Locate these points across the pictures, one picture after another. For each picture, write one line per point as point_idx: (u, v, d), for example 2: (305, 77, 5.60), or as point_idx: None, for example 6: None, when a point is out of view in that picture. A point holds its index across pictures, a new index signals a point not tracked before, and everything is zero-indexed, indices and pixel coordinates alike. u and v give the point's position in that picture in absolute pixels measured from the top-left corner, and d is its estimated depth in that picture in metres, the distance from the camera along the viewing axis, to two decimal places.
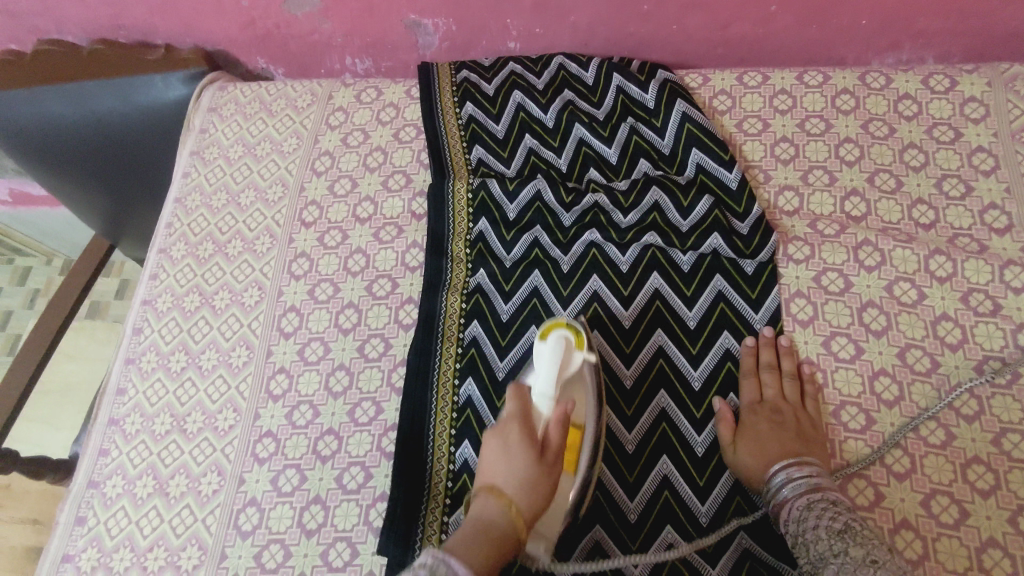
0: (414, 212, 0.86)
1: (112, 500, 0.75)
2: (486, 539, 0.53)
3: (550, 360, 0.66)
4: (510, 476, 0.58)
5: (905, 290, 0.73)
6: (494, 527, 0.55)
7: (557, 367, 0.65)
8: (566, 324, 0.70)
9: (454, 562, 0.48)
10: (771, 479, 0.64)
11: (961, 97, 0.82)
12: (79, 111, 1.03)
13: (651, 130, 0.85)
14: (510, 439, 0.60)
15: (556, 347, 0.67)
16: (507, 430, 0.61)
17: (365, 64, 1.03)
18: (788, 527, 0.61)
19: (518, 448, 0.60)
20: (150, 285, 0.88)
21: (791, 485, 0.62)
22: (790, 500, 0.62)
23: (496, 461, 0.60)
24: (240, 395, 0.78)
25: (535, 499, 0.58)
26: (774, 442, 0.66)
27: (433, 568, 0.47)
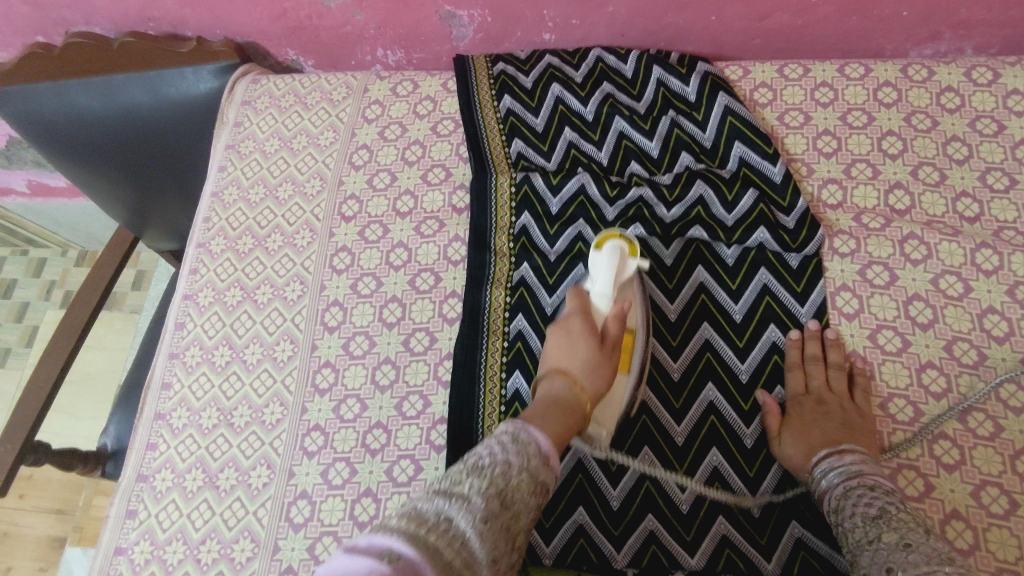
0: (454, 205, 0.86)
1: (162, 493, 0.76)
2: (558, 411, 0.59)
3: (604, 267, 0.69)
4: (573, 362, 0.64)
5: (951, 283, 0.74)
6: (558, 403, 0.61)
7: (612, 271, 0.69)
8: (619, 234, 0.72)
9: (533, 430, 0.54)
10: (814, 469, 0.65)
11: (1004, 89, 0.82)
12: (108, 105, 1.03)
13: (692, 123, 0.85)
14: (573, 330, 0.66)
15: (610, 253, 0.69)
16: (570, 326, 0.67)
17: (397, 56, 1.03)
18: (831, 517, 0.61)
19: (581, 338, 0.66)
20: (191, 279, 0.88)
21: (834, 473, 0.63)
22: (830, 489, 0.62)
23: (560, 350, 0.65)
24: (286, 388, 0.79)
25: (597, 381, 0.64)
26: (816, 431, 0.67)
27: (515, 434, 0.53)
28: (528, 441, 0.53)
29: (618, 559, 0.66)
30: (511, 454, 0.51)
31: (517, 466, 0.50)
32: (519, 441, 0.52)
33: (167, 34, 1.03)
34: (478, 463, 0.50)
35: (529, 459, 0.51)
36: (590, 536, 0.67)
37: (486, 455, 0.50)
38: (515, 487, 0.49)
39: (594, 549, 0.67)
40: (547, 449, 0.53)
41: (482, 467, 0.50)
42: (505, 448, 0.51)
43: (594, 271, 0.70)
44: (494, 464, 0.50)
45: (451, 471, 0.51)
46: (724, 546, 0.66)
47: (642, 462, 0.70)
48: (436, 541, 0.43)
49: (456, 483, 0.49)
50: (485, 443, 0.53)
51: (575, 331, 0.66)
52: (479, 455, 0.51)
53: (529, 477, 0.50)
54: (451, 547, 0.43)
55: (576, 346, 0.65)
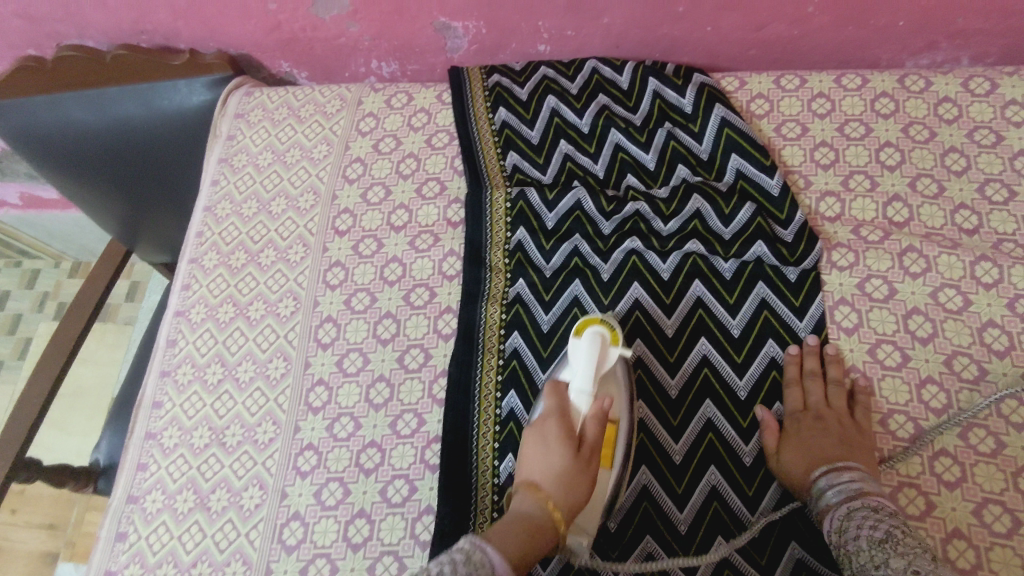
0: (449, 219, 0.85)
1: (153, 515, 0.74)
2: (523, 530, 0.56)
3: (583, 359, 0.66)
4: (547, 472, 0.61)
5: (950, 296, 0.73)
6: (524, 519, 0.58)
7: (591, 363, 0.65)
8: (600, 319, 0.69)
9: (488, 550, 0.52)
10: (814, 488, 0.64)
11: (1002, 100, 0.82)
12: (100, 118, 1.02)
13: (689, 135, 0.85)
14: (548, 434, 0.63)
15: (587, 345, 0.66)
16: (545, 429, 0.64)
17: (391, 67, 1.02)
18: (833, 539, 0.60)
19: (555, 443, 0.63)
20: (182, 295, 0.87)
21: (834, 492, 0.62)
22: (831, 509, 0.61)
23: (534, 458, 0.63)
24: (279, 407, 0.78)
25: (573, 490, 0.60)
26: (813, 448, 0.66)
27: (468, 552, 0.52)
28: (482, 562, 0.51)
29: None
30: (457, 571, 0.50)
31: None
32: (471, 561, 0.51)
33: (159, 46, 1.02)
34: None
35: None
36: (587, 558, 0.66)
37: (433, 573, 0.49)
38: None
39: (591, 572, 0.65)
40: (500, 572, 0.51)
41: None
42: (456, 569, 0.50)
43: (573, 364, 0.67)
44: None
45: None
46: (724, 568, 0.65)
47: (639, 482, 0.69)
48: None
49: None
50: (437, 559, 0.51)
51: (549, 434, 0.63)
52: (426, 572, 0.50)
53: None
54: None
55: (550, 452, 0.62)
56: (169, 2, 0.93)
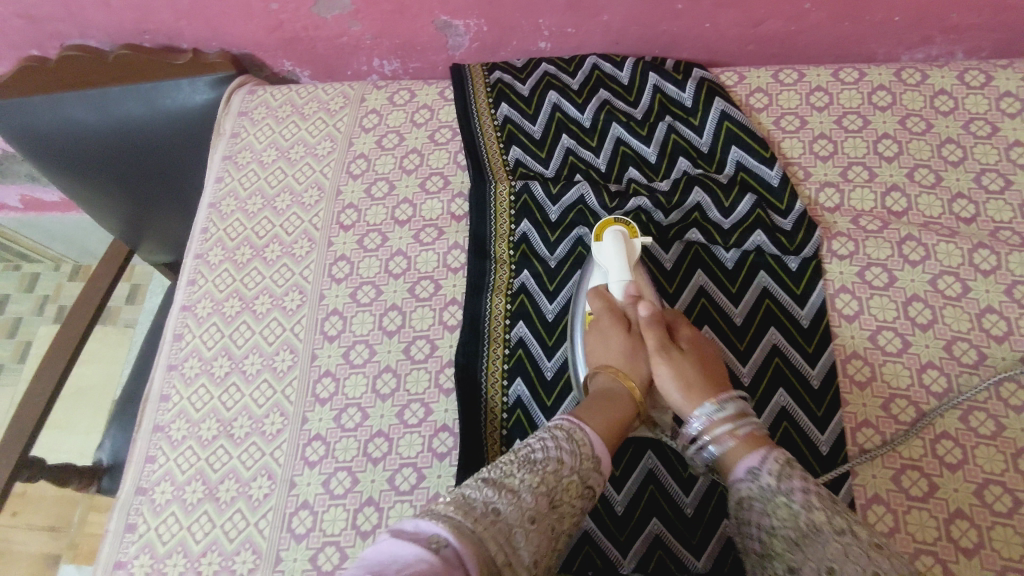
0: (453, 213, 0.86)
1: (162, 506, 0.75)
2: (605, 404, 0.63)
3: (613, 258, 0.73)
4: (611, 356, 0.68)
5: (949, 283, 0.74)
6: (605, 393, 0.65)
7: (621, 256, 0.73)
8: (614, 220, 0.76)
9: (585, 428, 0.59)
10: (719, 407, 0.61)
11: (996, 92, 0.83)
12: (103, 117, 1.03)
13: (689, 128, 0.86)
14: (603, 327, 0.70)
15: (613, 243, 0.73)
16: (599, 324, 0.71)
17: (393, 66, 1.03)
18: (763, 480, 0.56)
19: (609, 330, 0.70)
20: (189, 290, 0.88)
21: (747, 421, 0.60)
22: (758, 448, 0.58)
23: (597, 350, 0.69)
24: (286, 398, 0.78)
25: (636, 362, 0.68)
26: (708, 372, 0.66)
27: (569, 433, 0.58)
28: (582, 440, 0.58)
29: (624, 564, 0.66)
30: (561, 453, 0.57)
31: (566, 467, 0.56)
32: (573, 439, 0.58)
33: (162, 46, 1.03)
34: (530, 457, 0.56)
35: (580, 459, 0.57)
36: (596, 542, 0.67)
37: (536, 450, 0.56)
38: (563, 485, 0.55)
39: (600, 555, 0.66)
40: (599, 450, 0.59)
41: (535, 460, 0.55)
42: (558, 445, 0.57)
43: (604, 265, 0.74)
44: (544, 461, 0.56)
45: (509, 457, 0.56)
46: (731, 550, 0.65)
47: (645, 466, 0.70)
48: (497, 526, 0.50)
49: (511, 475, 0.54)
50: (533, 438, 0.58)
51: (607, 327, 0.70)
52: (534, 452, 0.56)
53: (576, 473, 0.57)
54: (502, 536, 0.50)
55: (608, 339, 0.69)
56: (173, 2, 0.94)
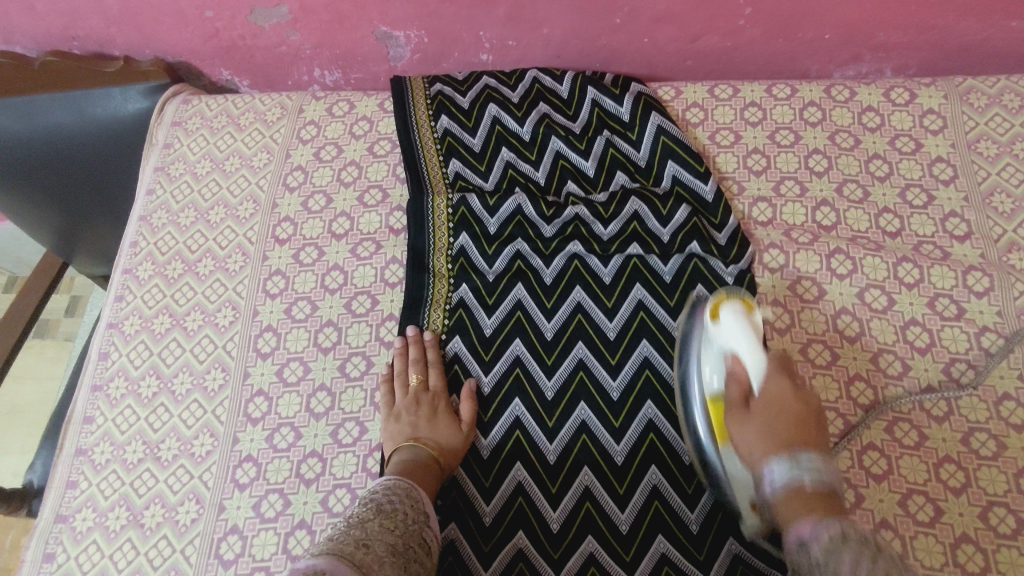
0: (391, 226, 0.85)
1: (83, 534, 0.72)
2: (416, 470, 0.65)
3: (737, 338, 0.62)
4: (432, 434, 0.69)
5: (876, 296, 0.76)
6: (411, 466, 0.65)
7: (749, 338, 0.62)
8: (726, 294, 0.65)
9: (417, 487, 0.61)
10: (791, 464, 0.55)
11: (921, 109, 0.86)
12: (28, 125, 0.98)
13: (627, 142, 0.87)
14: (433, 409, 0.71)
15: (733, 321, 0.62)
16: (432, 403, 0.72)
17: (334, 76, 1.01)
18: (814, 552, 0.48)
19: (421, 403, 0.72)
20: (116, 306, 0.85)
21: (814, 480, 0.54)
22: (812, 509, 0.51)
23: (423, 425, 0.70)
24: (217, 419, 0.76)
25: (445, 434, 0.69)
26: (794, 428, 0.58)
27: (406, 489, 0.60)
28: (415, 496, 0.60)
29: None
30: (400, 501, 0.58)
31: (410, 510, 0.58)
32: (410, 496, 0.59)
33: (93, 53, 1.00)
34: (380, 507, 0.56)
35: (416, 503, 0.59)
36: (529, 559, 0.66)
37: (387, 501, 0.57)
38: (404, 514, 0.57)
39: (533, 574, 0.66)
40: (413, 488, 0.60)
41: (386, 510, 0.56)
42: (400, 498, 0.58)
43: (725, 344, 0.63)
44: (394, 507, 0.57)
45: (353, 512, 0.56)
46: (664, 564, 0.65)
47: (582, 483, 0.69)
48: (357, 535, 0.52)
49: (362, 519, 0.54)
50: (380, 491, 0.59)
51: (425, 401, 0.72)
52: (377, 500, 0.57)
53: (414, 513, 0.58)
54: (362, 530, 0.52)
55: (432, 415, 0.71)
56: (103, 9, 0.92)
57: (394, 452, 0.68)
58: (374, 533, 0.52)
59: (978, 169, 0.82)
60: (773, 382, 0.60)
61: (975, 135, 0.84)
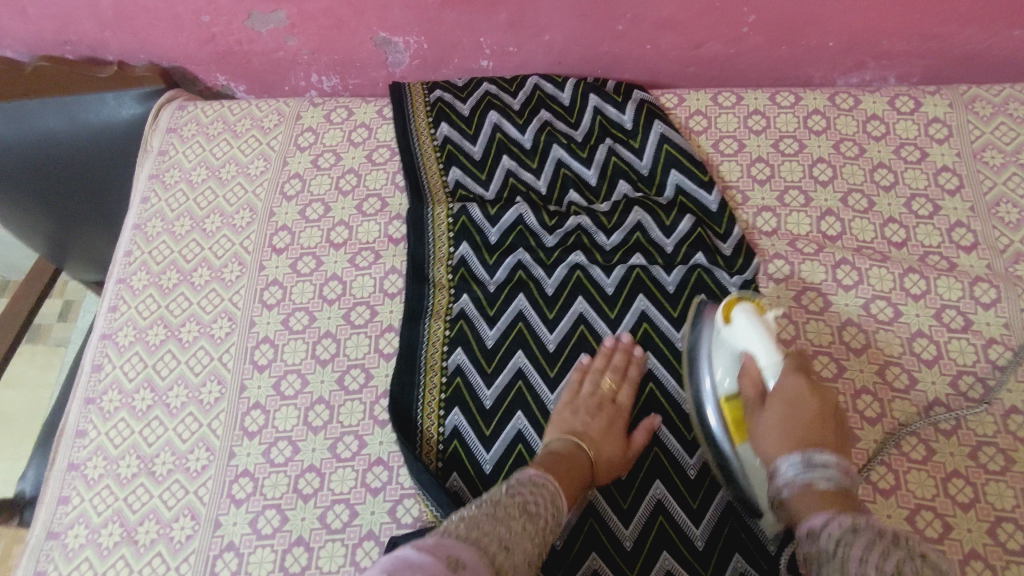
0: (391, 236, 0.84)
1: (75, 551, 0.70)
2: (569, 466, 0.63)
3: (751, 339, 0.61)
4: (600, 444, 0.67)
5: (881, 307, 0.75)
6: (566, 458, 0.64)
7: (765, 339, 0.61)
8: (739, 296, 0.65)
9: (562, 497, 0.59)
10: (806, 461, 0.54)
11: (926, 118, 0.86)
12: (20, 130, 0.96)
13: (630, 151, 0.86)
14: (612, 423, 0.69)
15: (747, 322, 0.62)
16: (614, 417, 0.70)
17: (333, 82, 1.00)
18: (822, 540, 0.48)
19: (603, 411, 0.70)
20: (110, 317, 0.83)
21: (829, 479, 0.52)
22: (829, 505, 0.50)
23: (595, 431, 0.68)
24: (212, 432, 0.74)
25: (613, 449, 0.67)
26: (814, 425, 0.57)
27: (552, 493, 0.59)
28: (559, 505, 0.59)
29: None
30: (544, 504, 0.57)
31: (549, 517, 0.56)
32: (551, 496, 0.58)
33: (86, 58, 0.98)
34: (527, 508, 0.55)
35: (557, 510, 0.58)
36: None
37: (533, 504, 0.56)
38: (544, 520, 0.56)
39: None
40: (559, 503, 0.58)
41: (531, 512, 0.55)
42: (542, 500, 0.57)
43: (738, 346, 0.63)
44: (538, 512, 0.55)
45: (499, 498, 0.55)
46: None
47: (586, 497, 0.68)
48: (502, 531, 0.51)
49: (510, 513, 0.53)
50: (524, 486, 0.58)
51: (608, 411, 0.70)
52: (524, 497, 0.56)
53: (552, 520, 0.57)
54: (509, 530, 0.51)
55: (609, 427, 0.69)
56: (97, 13, 0.90)
57: (551, 441, 0.67)
58: (517, 539, 0.51)
59: (983, 178, 0.81)
60: (792, 381, 0.59)
61: (981, 144, 0.83)
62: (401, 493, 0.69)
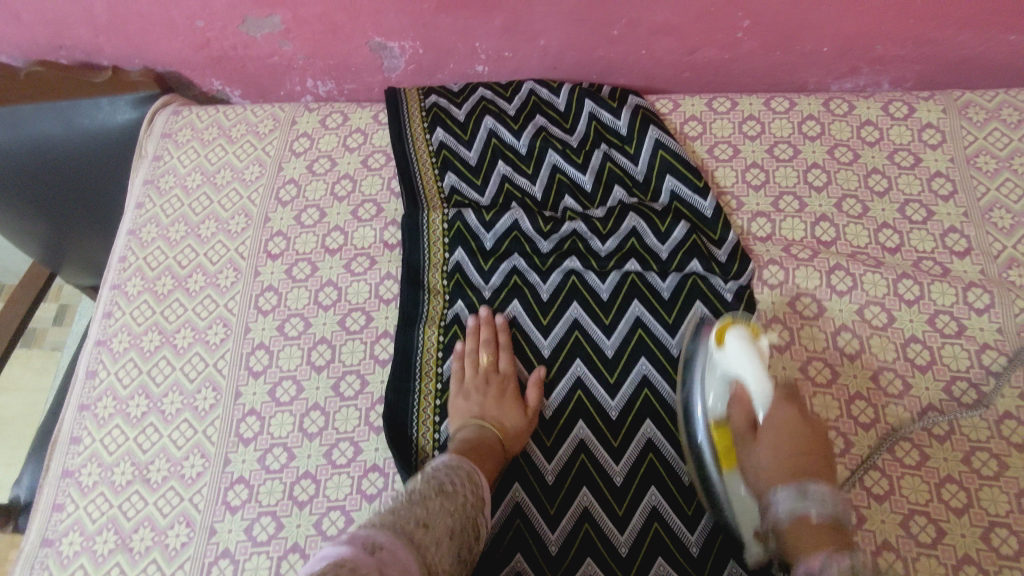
0: (386, 241, 0.84)
1: (70, 559, 0.70)
2: (477, 448, 0.65)
3: (744, 367, 0.61)
4: (496, 414, 0.69)
5: (875, 313, 0.75)
6: (477, 442, 0.66)
7: (757, 365, 0.60)
8: (733, 319, 0.64)
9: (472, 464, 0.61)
10: (801, 492, 0.55)
11: (920, 123, 0.86)
12: (15, 136, 0.96)
13: (625, 156, 0.86)
14: (502, 392, 0.72)
15: (740, 349, 0.61)
16: (502, 385, 0.72)
17: (328, 86, 1.00)
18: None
19: (491, 383, 0.72)
20: (104, 323, 0.83)
21: (823, 510, 0.54)
22: (824, 542, 0.51)
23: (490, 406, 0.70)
24: (208, 439, 0.74)
25: (512, 417, 0.70)
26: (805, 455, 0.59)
27: (467, 471, 0.60)
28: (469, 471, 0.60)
29: None
30: (460, 482, 0.58)
31: (467, 493, 0.57)
32: (461, 470, 0.59)
33: (81, 63, 0.98)
34: (441, 486, 0.56)
35: (471, 480, 0.59)
36: None
37: (448, 482, 0.57)
38: (462, 498, 0.57)
39: None
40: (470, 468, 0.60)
41: (448, 491, 0.56)
42: (456, 477, 0.58)
43: (731, 371, 0.62)
44: (454, 489, 0.57)
45: (415, 485, 0.56)
46: None
47: (581, 504, 0.68)
48: (419, 513, 0.52)
49: (424, 496, 0.54)
50: (439, 469, 0.59)
51: (494, 380, 0.72)
52: (439, 480, 0.57)
53: (472, 497, 0.58)
54: (425, 510, 0.52)
55: (500, 396, 0.71)
56: (91, 18, 0.90)
57: (459, 428, 0.69)
58: (435, 515, 0.53)
59: (977, 184, 0.82)
60: (784, 411, 0.61)
61: (975, 149, 0.83)
62: None
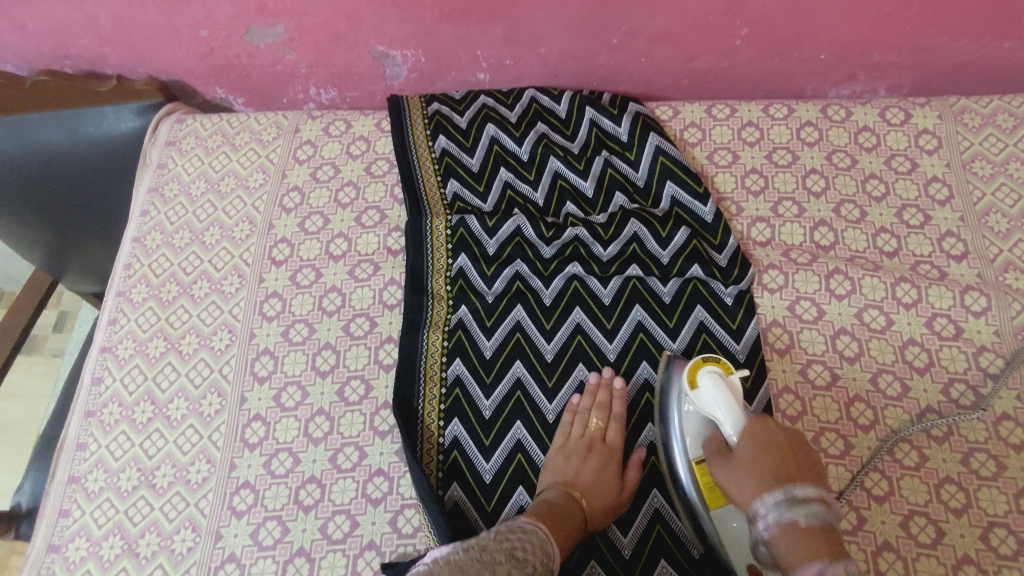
0: (390, 247, 0.85)
1: (76, 564, 0.70)
2: (562, 515, 0.62)
3: (716, 403, 0.62)
4: (587, 483, 0.66)
5: (874, 316, 0.76)
6: (556, 506, 0.63)
7: (727, 397, 0.62)
8: (703, 359, 0.66)
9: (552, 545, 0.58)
10: (788, 498, 0.52)
11: (916, 129, 0.87)
12: (20, 145, 0.97)
13: (626, 163, 0.87)
14: (600, 462, 0.68)
15: (712, 386, 0.62)
16: (604, 456, 0.69)
17: (330, 94, 1.01)
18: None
19: (594, 453, 0.69)
20: (109, 330, 0.83)
21: (812, 515, 0.51)
22: (815, 553, 0.49)
23: (584, 472, 0.67)
24: (213, 444, 0.75)
25: (605, 492, 0.66)
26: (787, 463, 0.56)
27: (541, 539, 0.58)
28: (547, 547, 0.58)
29: None
30: (533, 550, 0.56)
31: (539, 563, 0.55)
32: (537, 538, 0.57)
33: (85, 72, 0.99)
34: (514, 555, 0.54)
35: (545, 551, 0.57)
36: None
37: (521, 550, 0.55)
38: (533, 566, 0.55)
39: None
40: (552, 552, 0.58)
41: (518, 559, 0.54)
42: (530, 546, 0.56)
43: (704, 411, 0.63)
44: (526, 557, 0.55)
45: (484, 543, 0.55)
46: None
47: None
48: None
49: (494, 561, 0.53)
50: (514, 532, 0.57)
51: (598, 450, 0.69)
52: (512, 543, 0.56)
53: (543, 567, 0.56)
54: None
55: (601, 468, 0.68)
56: (96, 28, 0.91)
57: (545, 490, 0.66)
58: None
59: (973, 189, 0.83)
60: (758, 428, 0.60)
61: (970, 154, 0.85)
62: (402, 504, 0.70)
